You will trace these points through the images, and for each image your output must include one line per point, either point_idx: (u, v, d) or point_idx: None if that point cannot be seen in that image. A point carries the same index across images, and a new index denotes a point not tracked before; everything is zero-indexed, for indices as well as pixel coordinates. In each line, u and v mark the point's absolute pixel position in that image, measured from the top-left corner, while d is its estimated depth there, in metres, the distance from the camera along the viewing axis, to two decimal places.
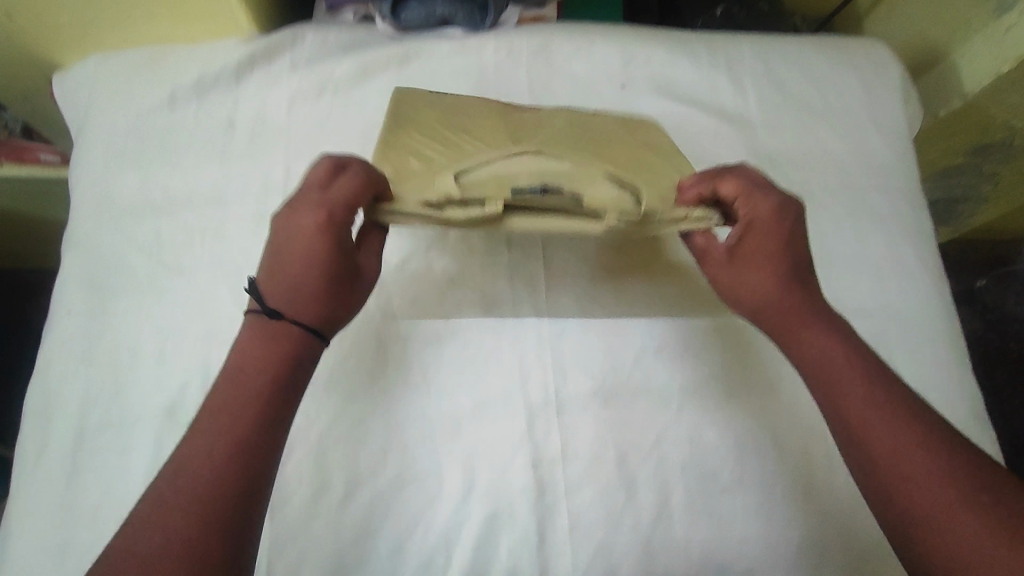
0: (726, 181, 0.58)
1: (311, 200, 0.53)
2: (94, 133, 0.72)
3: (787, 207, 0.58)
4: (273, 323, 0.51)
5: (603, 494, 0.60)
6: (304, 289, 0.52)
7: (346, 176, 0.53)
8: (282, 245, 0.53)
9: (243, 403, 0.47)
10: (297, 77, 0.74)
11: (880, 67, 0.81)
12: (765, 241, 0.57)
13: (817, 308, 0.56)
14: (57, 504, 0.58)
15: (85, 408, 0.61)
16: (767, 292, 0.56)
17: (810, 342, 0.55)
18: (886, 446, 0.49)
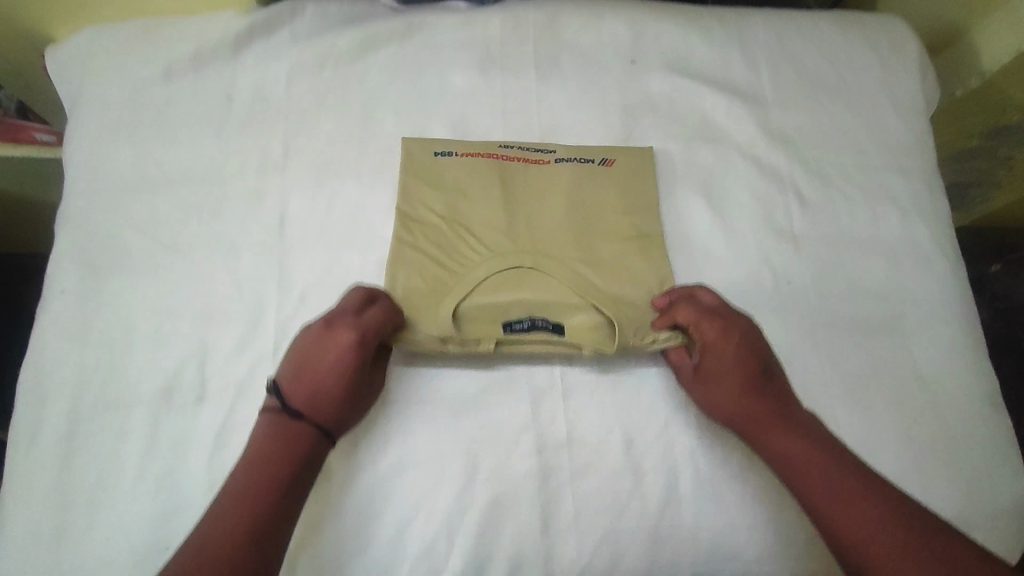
0: (679, 308, 0.61)
1: (345, 322, 0.57)
2: (87, 106, 0.70)
3: (740, 322, 0.60)
4: (289, 423, 0.55)
5: (610, 479, 0.59)
6: (326, 397, 0.56)
7: (374, 309, 0.59)
8: (311, 355, 0.57)
9: (258, 493, 0.52)
10: (296, 50, 0.71)
11: (900, 42, 0.78)
12: (727, 354, 0.58)
13: (785, 409, 0.57)
14: (50, 486, 0.56)
15: (80, 388, 0.60)
16: (736, 404, 0.57)
17: (778, 445, 0.55)
18: (860, 542, 0.49)
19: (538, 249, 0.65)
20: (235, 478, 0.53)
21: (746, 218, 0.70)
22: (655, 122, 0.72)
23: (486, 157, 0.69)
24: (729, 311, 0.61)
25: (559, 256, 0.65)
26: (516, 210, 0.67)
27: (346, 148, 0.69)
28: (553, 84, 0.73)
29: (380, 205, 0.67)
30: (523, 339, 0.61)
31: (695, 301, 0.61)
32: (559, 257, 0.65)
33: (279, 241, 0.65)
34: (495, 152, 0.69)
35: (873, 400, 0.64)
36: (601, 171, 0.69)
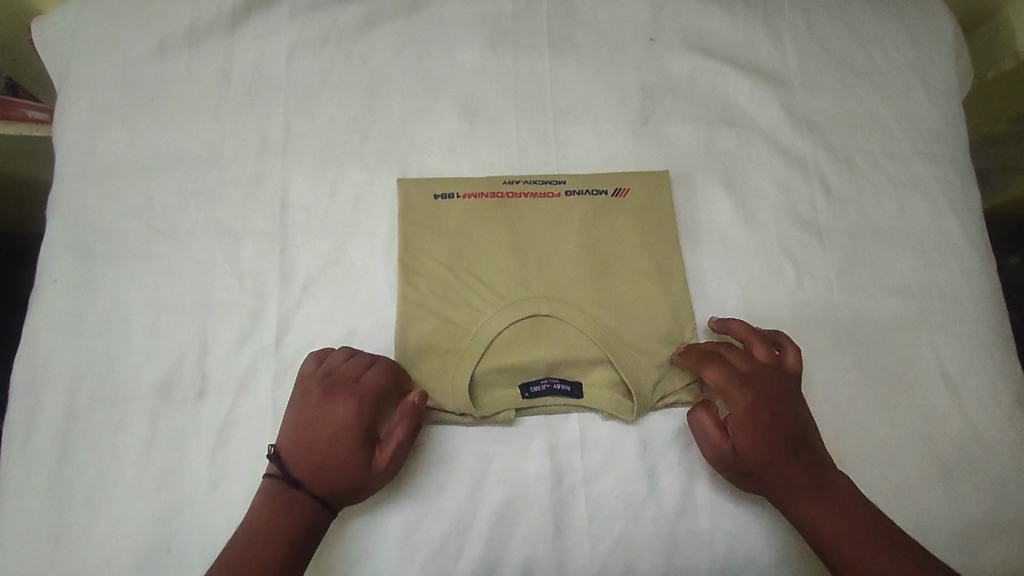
0: (710, 368, 0.59)
1: (347, 390, 0.56)
2: (75, 82, 0.66)
3: (773, 384, 0.58)
4: (287, 492, 0.53)
5: (624, 482, 0.57)
6: (323, 463, 0.53)
7: (372, 370, 0.56)
8: (309, 423, 0.55)
9: (260, 555, 0.51)
10: (297, 25, 0.67)
11: (935, 20, 0.73)
12: (756, 421, 0.56)
13: (815, 475, 0.55)
14: (47, 484, 0.55)
15: (75, 382, 0.57)
16: (765, 474, 0.55)
17: (811, 512, 0.54)
18: None
19: (552, 295, 0.61)
20: (226, 552, 0.51)
21: (769, 208, 0.67)
22: (674, 105, 0.69)
23: (489, 197, 0.64)
24: (763, 372, 0.59)
25: (575, 306, 0.61)
26: (529, 252, 0.63)
27: (350, 131, 0.65)
28: (568, 64, 0.69)
29: (385, 192, 0.64)
30: (540, 405, 0.59)
31: (727, 360, 0.59)
32: (577, 306, 0.61)
33: (280, 230, 0.62)
34: (499, 191, 0.64)
35: (895, 399, 0.62)
36: (615, 204, 0.65)
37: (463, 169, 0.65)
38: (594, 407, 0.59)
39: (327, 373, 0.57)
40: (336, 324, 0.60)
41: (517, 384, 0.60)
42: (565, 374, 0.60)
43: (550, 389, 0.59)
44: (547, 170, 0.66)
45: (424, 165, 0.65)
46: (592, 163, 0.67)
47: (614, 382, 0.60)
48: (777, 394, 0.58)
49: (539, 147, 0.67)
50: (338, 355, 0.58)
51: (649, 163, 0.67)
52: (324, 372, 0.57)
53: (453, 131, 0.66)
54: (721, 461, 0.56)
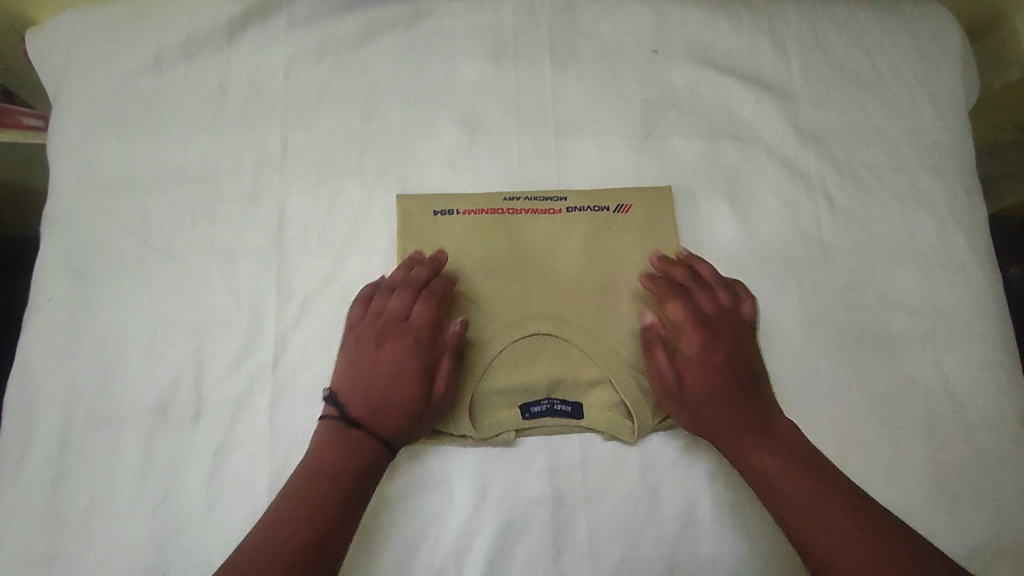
0: (671, 303, 0.61)
1: (399, 329, 0.59)
2: (70, 96, 0.65)
3: (731, 326, 0.60)
4: (349, 432, 0.55)
5: (625, 504, 0.57)
6: (385, 401, 0.56)
7: (421, 306, 0.59)
8: (365, 365, 0.57)
9: (317, 495, 0.52)
10: (294, 37, 0.66)
11: (942, 31, 0.72)
12: (707, 357, 0.59)
13: (760, 406, 0.57)
14: (44, 507, 0.54)
15: (72, 403, 0.57)
16: (709, 401, 0.57)
17: (753, 445, 0.55)
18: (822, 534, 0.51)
19: (553, 314, 0.61)
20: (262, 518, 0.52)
21: (773, 223, 0.66)
22: (677, 119, 0.68)
23: (489, 214, 0.64)
24: (723, 314, 0.61)
25: (577, 325, 0.61)
26: (530, 270, 0.62)
27: (348, 145, 0.64)
28: (569, 77, 0.68)
29: (383, 208, 0.63)
30: (542, 426, 0.59)
31: (691, 298, 0.61)
32: (578, 326, 0.61)
33: (277, 247, 0.62)
34: (499, 208, 0.64)
35: (900, 419, 0.62)
36: (616, 220, 0.64)
37: (462, 185, 0.64)
38: (595, 428, 0.58)
39: (376, 315, 0.59)
40: (334, 342, 0.60)
41: (518, 404, 0.59)
42: (565, 395, 0.60)
43: (551, 409, 0.59)
44: (548, 186, 0.65)
45: (423, 180, 0.64)
46: (594, 178, 0.66)
47: (616, 402, 0.59)
48: (733, 332, 0.60)
49: (540, 162, 0.66)
50: (381, 295, 0.59)
51: (651, 178, 0.66)
52: (373, 315, 0.59)
53: (453, 145, 0.65)
54: (666, 390, 0.58)
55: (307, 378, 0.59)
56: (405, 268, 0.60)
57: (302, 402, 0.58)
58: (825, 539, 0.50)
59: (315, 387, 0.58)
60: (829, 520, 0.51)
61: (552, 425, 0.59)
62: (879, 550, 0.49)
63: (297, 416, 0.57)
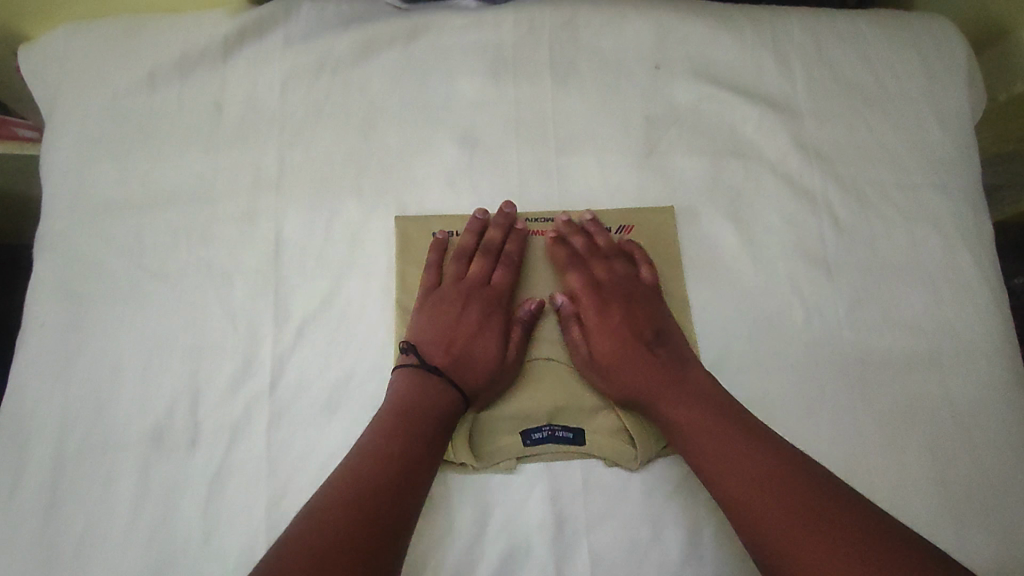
0: (567, 275, 0.64)
1: (479, 293, 0.62)
2: (64, 115, 0.64)
3: (629, 292, 0.63)
4: (429, 378, 0.58)
5: (629, 530, 0.56)
6: (468, 359, 0.60)
7: (503, 272, 0.63)
8: (446, 323, 0.61)
9: (404, 436, 0.54)
10: (291, 54, 0.65)
11: (947, 45, 0.71)
12: (609, 326, 0.62)
13: (665, 361, 0.60)
14: (36, 537, 0.53)
15: (65, 430, 0.56)
16: (614, 363, 0.60)
17: (664, 400, 0.58)
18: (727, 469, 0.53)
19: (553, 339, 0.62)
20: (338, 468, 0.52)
21: (777, 243, 0.65)
22: (680, 136, 0.67)
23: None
24: (620, 282, 0.64)
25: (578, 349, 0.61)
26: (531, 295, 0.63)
27: (345, 164, 0.64)
28: (570, 93, 0.67)
29: (382, 228, 0.62)
30: (544, 452, 0.58)
31: (587, 267, 0.64)
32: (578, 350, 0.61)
33: (274, 269, 0.61)
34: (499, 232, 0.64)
35: (906, 441, 0.61)
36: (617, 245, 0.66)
37: (462, 205, 0.64)
38: (598, 454, 0.58)
39: (457, 278, 0.63)
40: (332, 366, 0.59)
41: (519, 430, 0.58)
42: (567, 421, 0.59)
43: (553, 434, 0.58)
44: (549, 208, 0.65)
45: (422, 200, 0.64)
46: (595, 198, 0.65)
47: (618, 428, 0.59)
48: (633, 293, 0.63)
49: (541, 181, 0.65)
50: (460, 259, 0.63)
51: (653, 197, 0.65)
52: (452, 279, 0.63)
53: (452, 163, 0.64)
54: (584, 361, 0.61)
55: (305, 402, 0.58)
56: (476, 232, 0.63)
57: (299, 427, 0.57)
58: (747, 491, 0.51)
59: (312, 412, 0.57)
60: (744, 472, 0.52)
61: (554, 450, 0.58)
62: (796, 497, 0.49)
63: (295, 441, 0.56)
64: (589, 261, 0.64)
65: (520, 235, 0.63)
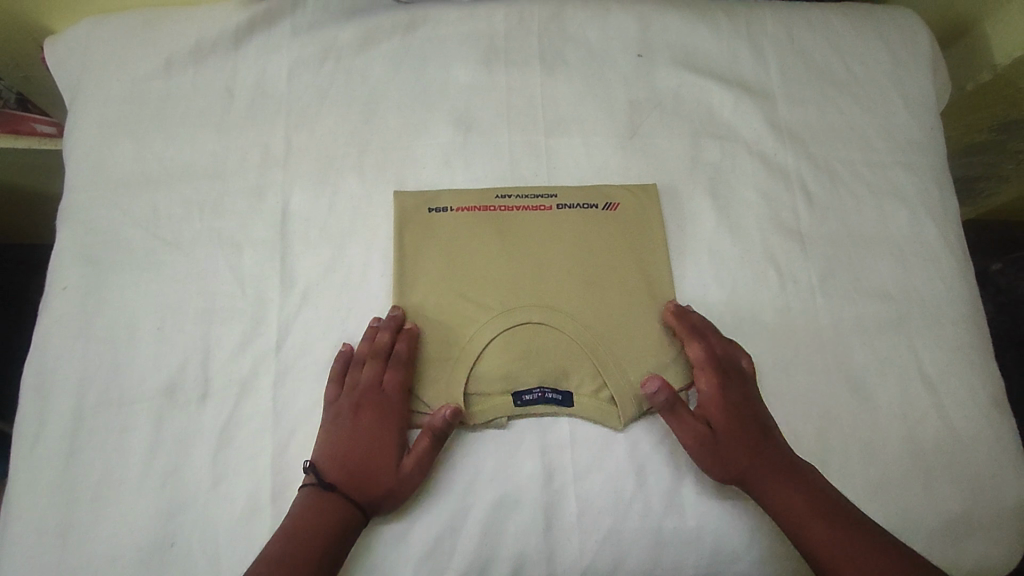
0: (690, 345, 0.62)
1: (373, 397, 0.59)
2: (86, 98, 0.69)
3: (739, 372, 0.62)
4: (330, 495, 0.56)
5: (613, 480, 0.59)
6: (362, 473, 0.57)
7: (392, 375, 0.60)
8: (336, 441, 0.58)
9: (326, 517, 0.55)
10: (298, 43, 0.70)
11: (910, 36, 0.76)
12: (719, 405, 0.61)
13: (769, 442, 0.59)
14: (58, 481, 0.57)
15: (85, 384, 0.60)
16: (727, 446, 0.59)
17: (769, 480, 0.57)
18: (819, 539, 0.54)
19: (545, 305, 0.64)
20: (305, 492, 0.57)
21: (753, 216, 0.69)
22: (660, 118, 0.71)
23: (483, 211, 0.67)
24: (733, 360, 0.62)
25: (569, 312, 0.64)
26: (525, 262, 0.66)
27: (348, 144, 0.68)
28: (558, 80, 0.72)
29: (383, 203, 0.67)
30: (534, 413, 0.61)
31: (708, 342, 0.62)
32: (570, 314, 0.64)
33: (281, 239, 0.65)
34: (491, 205, 0.67)
35: (878, 400, 0.64)
36: (605, 217, 0.68)
37: (457, 181, 0.68)
38: (584, 414, 0.61)
39: (352, 386, 0.60)
40: (334, 329, 0.63)
41: (510, 393, 0.62)
42: (556, 384, 0.62)
43: (542, 400, 0.61)
44: (538, 183, 0.69)
45: (419, 178, 0.68)
46: (581, 175, 0.69)
47: (603, 391, 0.62)
48: (741, 373, 0.62)
49: (530, 159, 0.69)
50: (354, 365, 0.61)
51: (637, 174, 0.70)
52: (349, 387, 0.60)
53: (448, 144, 0.69)
54: (693, 443, 0.59)
55: (308, 362, 0.62)
56: (367, 338, 0.61)
57: (302, 385, 0.61)
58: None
59: (314, 371, 0.61)
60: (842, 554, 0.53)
61: (542, 412, 0.61)
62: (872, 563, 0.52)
63: (298, 398, 0.60)
64: (711, 337, 0.63)
65: (409, 332, 0.62)
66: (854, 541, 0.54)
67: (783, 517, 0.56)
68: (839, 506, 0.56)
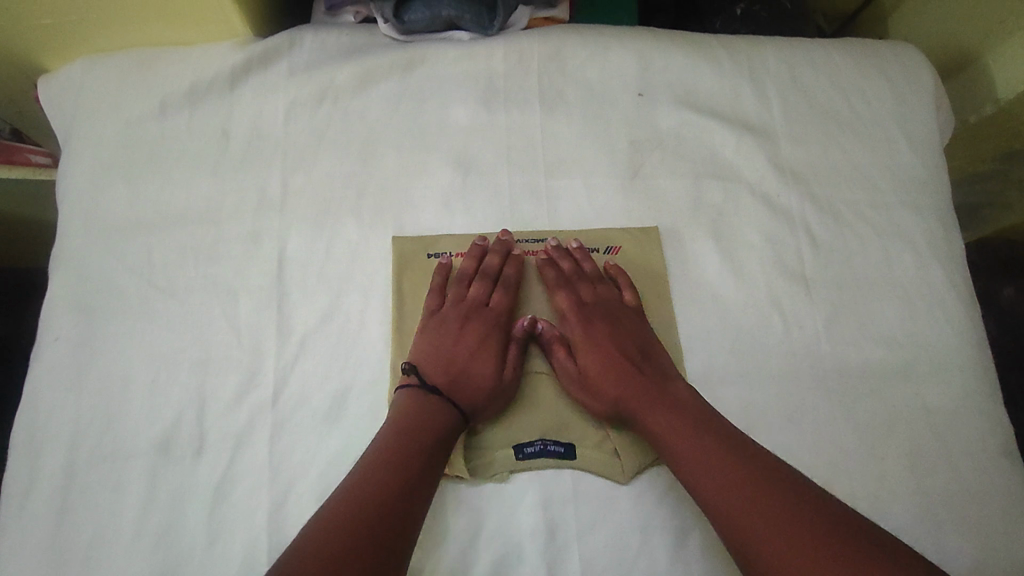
0: (556, 295, 0.66)
1: (481, 312, 0.64)
2: (81, 142, 0.68)
3: (613, 313, 0.65)
4: (429, 399, 0.59)
5: (618, 535, 0.58)
6: (466, 379, 0.61)
7: (501, 292, 0.65)
8: (440, 347, 0.62)
9: (356, 513, 0.50)
10: (295, 84, 0.69)
11: (912, 74, 0.75)
12: (594, 344, 0.64)
13: (653, 377, 0.61)
14: (48, 541, 0.56)
15: (77, 439, 0.59)
16: (608, 385, 0.61)
17: (652, 420, 0.58)
18: (705, 481, 0.54)
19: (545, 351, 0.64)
20: (321, 511, 0.51)
21: (757, 260, 0.68)
22: (663, 158, 0.70)
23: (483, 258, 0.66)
24: (604, 302, 0.65)
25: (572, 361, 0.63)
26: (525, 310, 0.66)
27: (346, 187, 0.67)
28: (558, 120, 0.71)
29: (381, 248, 0.66)
30: (537, 464, 0.60)
31: (574, 289, 0.66)
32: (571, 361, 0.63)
33: (278, 286, 0.64)
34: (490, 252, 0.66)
35: (885, 449, 0.63)
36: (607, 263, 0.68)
37: (456, 225, 0.67)
38: (586, 467, 0.60)
39: (457, 301, 0.65)
40: (331, 379, 0.61)
41: (511, 445, 0.61)
42: (557, 436, 0.62)
43: (544, 450, 0.61)
44: (538, 228, 0.68)
45: (418, 222, 0.67)
46: (582, 218, 0.68)
47: (604, 443, 0.62)
48: (616, 314, 0.65)
49: (531, 201, 0.68)
50: (461, 283, 0.65)
51: (639, 217, 0.69)
52: (453, 301, 0.65)
53: (447, 186, 0.68)
54: (571, 381, 0.62)
55: (304, 413, 0.60)
56: (476, 257, 0.66)
57: (298, 437, 0.59)
58: (751, 518, 0.51)
59: (312, 422, 0.60)
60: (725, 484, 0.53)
61: (545, 463, 0.60)
62: (765, 500, 0.51)
63: (295, 451, 0.59)
64: (580, 280, 0.66)
65: (518, 258, 0.66)
66: (743, 478, 0.53)
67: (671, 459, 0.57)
68: (724, 440, 0.56)
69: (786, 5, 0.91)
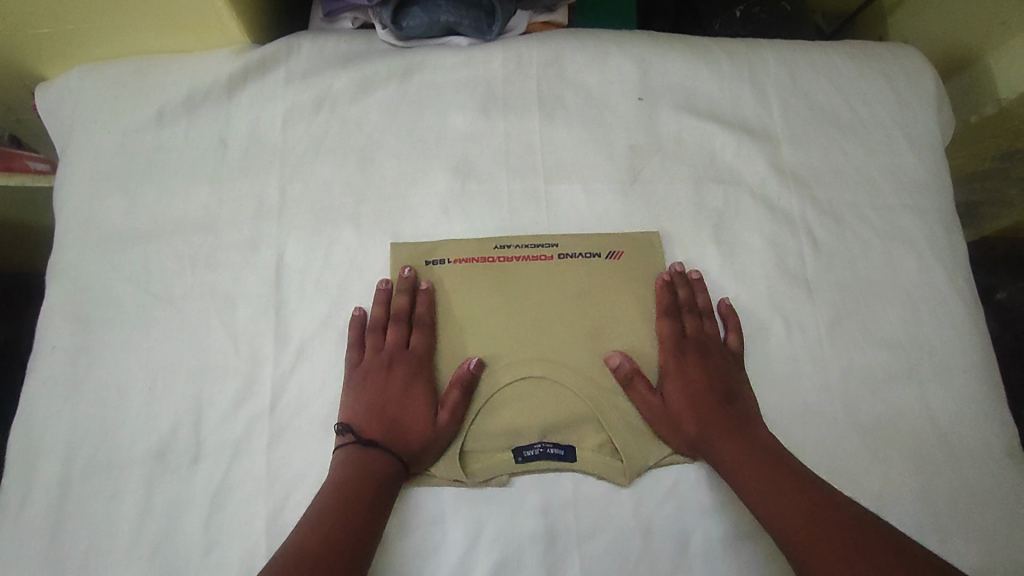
0: (660, 320, 0.64)
1: (402, 358, 0.62)
2: (80, 152, 0.68)
3: (708, 349, 0.64)
4: (368, 452, 0.57)
5: (619, 541, 0.57)
6: (398, 429, 0.59)
7: (418, 334, 0.63)
8: (368, 402, 0.60)
9: (331, 524, 0.52)
10: (293, 90, 0.69)
11: (913, 76, 0.75)
12: (683, 377, 0.62)
13: (738, 418, 0.60)
14: (45, 551, 0.56)
15: (74, 448, 0.59)
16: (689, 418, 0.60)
17: (728, 454, 0.57)
18: (778, 512, 0.53)
19: (543, 353, 0.62)
20: (306, 518, 0.54)
21: (758, 264, 0.68)
22: (663, 162, 0.70)
23: (480, 261, 0.65)
24: (704, 338, 0.64)
25: (571, 363, 0.62)
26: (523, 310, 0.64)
27: (344, 193, 0.67)
28: (556, 125, 0.70)
29: (379, 255, 0.65)
30: (537, 467, 0.59)
31: (679, 320, 0.65)
32: (568, 363, 0.62)
33: (275, 293, 0.63)
34: (489, 255, 0.66)
35: (890, 452, 0.62)
36: (607, 265, 0.66)
37: (455, 231, 0.67)
38: (585, 470, 0.59)
39: (377, 348, 0.62)
40: (329, 387, 0.61)
41: (510, 448, 0.60)
42: (558, 437, 0.60)
43: (543, 453, 0.60)
44: (537, 231, 0.67)
45: (416, 228, 0.66)
46: (582, 223, 0.68)
47: (604, 445, 0.60)
48: (710, 352, 0.64)
49: (530, 206, 0.68)
50: (375, 330, 0.63)
51: (639, 221, 0.68)
52: (373, 351, 0.62)
53: (446, 192, 0.68)
54: (653, 411, 0.61)
55: (303, 421, 0.60)
56: (383, 303, 0.63)
57: (296, 445, 0.59)
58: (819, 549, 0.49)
59: (310, 430, 0.59)
60: (783, 505, 0.53)
61: (543, 467, 0.59)
62: (836, 531, 0.50)
63: (293, 459, 0.58)
64: (687, 315, 0.65)
65: (426, 293, 0.64)
66: (815, 508, 0.52)
67: (743, 489, 0.55)
68: (796, 475, 0.55)
69: (786, 7, 0.91)
